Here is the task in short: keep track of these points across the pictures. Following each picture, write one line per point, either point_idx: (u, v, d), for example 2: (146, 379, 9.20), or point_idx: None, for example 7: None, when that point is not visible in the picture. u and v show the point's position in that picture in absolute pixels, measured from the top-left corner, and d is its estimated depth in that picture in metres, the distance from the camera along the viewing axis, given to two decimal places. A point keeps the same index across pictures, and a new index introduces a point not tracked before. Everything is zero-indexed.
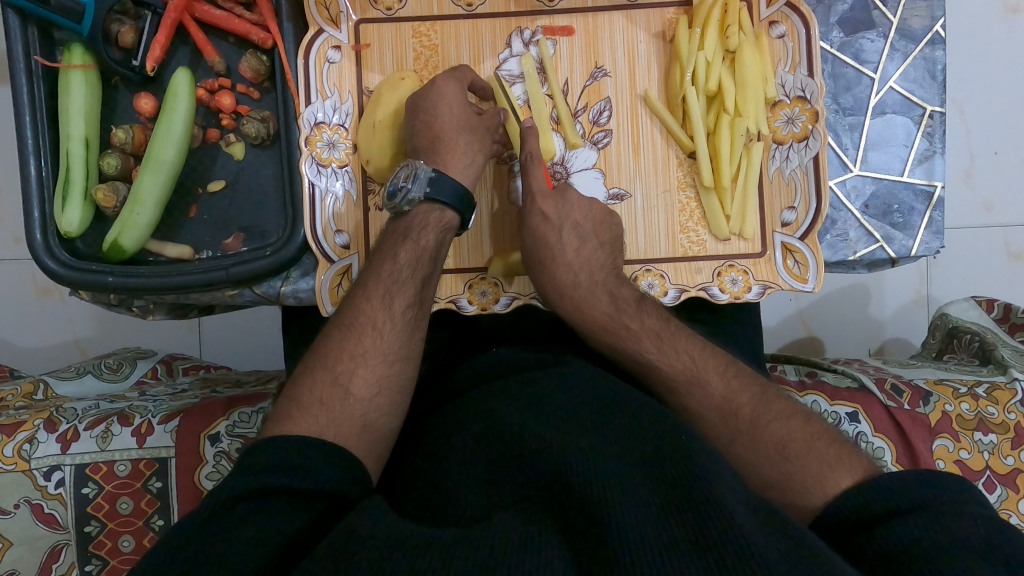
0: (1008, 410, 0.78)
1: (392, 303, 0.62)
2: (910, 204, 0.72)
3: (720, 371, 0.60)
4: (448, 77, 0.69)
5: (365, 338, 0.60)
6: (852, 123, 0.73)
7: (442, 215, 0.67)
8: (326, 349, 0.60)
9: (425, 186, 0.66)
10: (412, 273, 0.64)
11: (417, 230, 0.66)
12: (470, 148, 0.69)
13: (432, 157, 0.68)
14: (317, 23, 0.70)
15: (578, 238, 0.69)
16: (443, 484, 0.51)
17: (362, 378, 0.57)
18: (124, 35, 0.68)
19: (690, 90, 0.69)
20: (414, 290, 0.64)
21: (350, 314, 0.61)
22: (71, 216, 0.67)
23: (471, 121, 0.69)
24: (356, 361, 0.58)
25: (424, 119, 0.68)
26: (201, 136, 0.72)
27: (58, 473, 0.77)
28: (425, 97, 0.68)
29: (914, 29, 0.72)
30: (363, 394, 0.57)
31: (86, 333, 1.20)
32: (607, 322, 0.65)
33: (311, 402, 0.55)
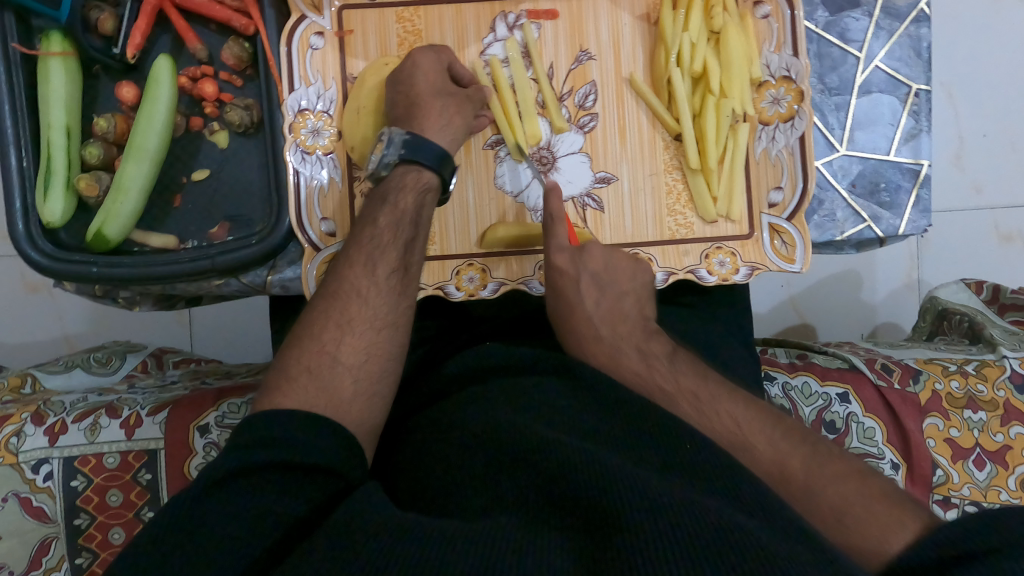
0: (997, 387, 0.79)
1: (375, 269, 0.62)
2: (897, 182, 0.73)
3: (765, 433, 0.57)
4: (424, 49, 0.68)
5: (350, 307, 0.60)
6: (838, 103, 0.73)
7: (420, 176, 0.66)
8: (310, 319, 0.60)
9: (400, 149, 0.66)
10: (394, 237, 0.63)
11: (394, 193, 0.65)
12: (447, 110, 0.68)
13: (407, 124, 0.67)
14: (299, 10, 0.69)
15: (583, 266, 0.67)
16: (435, 481, 0.51)
17: (350, 345, 0.58)
18: (103, 23, 0.68)
19: (676, 71, 0.68)
20: (398, 255, 0.63)
21: (334, 283, 0.61)
22: (53, 206, 0.67)
23: (448, 87, 0.69)
24: (342, 329, 0.59)
25: (401, 90, 0.68)
26: (185, 125, 0.72)
27: (46, 465, 0.76)
28: (400, 71, 0.68)
29: (899, 7, 0.71)
30: (351, 361, 0.57)
31: (76, 328, 1.20)
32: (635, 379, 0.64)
33: (299, 371, 0.56)
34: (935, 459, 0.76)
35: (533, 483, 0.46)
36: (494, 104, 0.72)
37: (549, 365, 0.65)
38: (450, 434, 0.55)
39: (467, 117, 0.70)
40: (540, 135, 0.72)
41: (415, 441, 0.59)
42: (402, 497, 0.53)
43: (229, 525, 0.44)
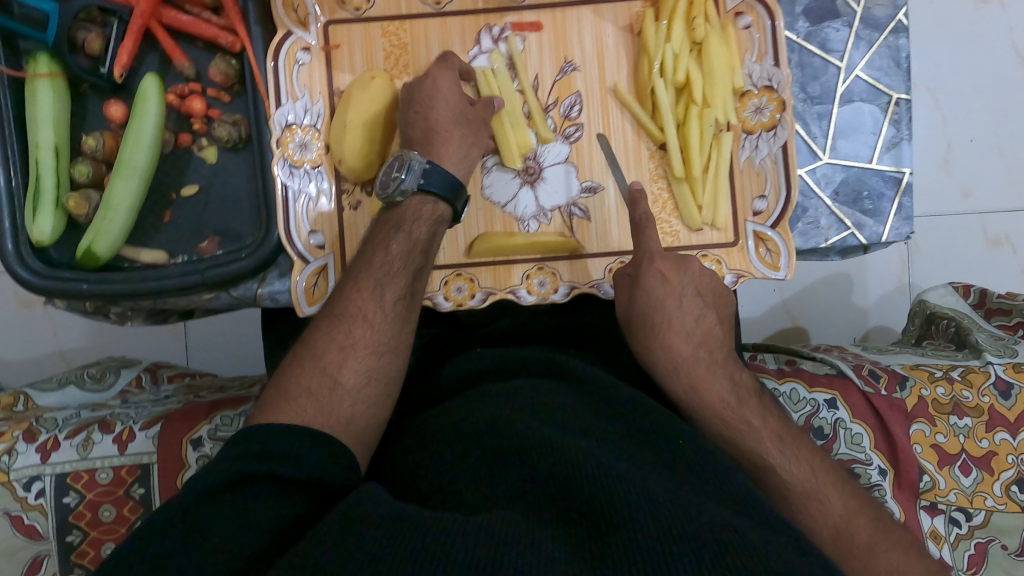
0: (982, 393, 0.80)
1: (383, 295, 0.63)
2: (880, 190, 0.73)
3: (839, 489, 0.59)
4: (441, 69, 0.69)
5: (354, 331, 0.61)
6: (821, 112, 0.74)
7: (435, 208, 0.67)
8: (314, 340, 0.61)
9: (419, 178, 0.65)
10: (404, 265, 0.64)
11: (408, 222, 0.65)
12: (464, 140, 0.69)
13: (425, 148, 0.68)
14: (286, 26, 0.70)
15: (660, 278, 0.67)
16: (426, 481, 0.52)
17: (350, 369, 0.59)
18: (91, 44, 0.69)
19: (659, 81, 0.69)
20: (406, 282, 0.64)
21: (340, 306, 0.62)
22: (42, 225, 0.67)
23: (466, 113, 0.69)
24: (345, 352, 0.60)
25: (419, 111, 0.68)
26: (173, 141, 0.72)
27: (38, 483, 0.77)
28: (420, 89, 0.69)
29: (878, 18, 0.73)
30: (352, 384, 0.58)
31: (71, 343, 1.20)
32: (726, 411, 0.64)
33: (298, 392, 0.56)
34: (922, 466, 0.76)
35: (527, 487, 0.47)
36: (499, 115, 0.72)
37: (539, 367, 0.66)
38: (430, 445, 0.55)
39: (483, 147, 0.71)
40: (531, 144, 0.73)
41: (401, 453, 0.59)
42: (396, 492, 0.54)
43: (215, 530, 0.44)
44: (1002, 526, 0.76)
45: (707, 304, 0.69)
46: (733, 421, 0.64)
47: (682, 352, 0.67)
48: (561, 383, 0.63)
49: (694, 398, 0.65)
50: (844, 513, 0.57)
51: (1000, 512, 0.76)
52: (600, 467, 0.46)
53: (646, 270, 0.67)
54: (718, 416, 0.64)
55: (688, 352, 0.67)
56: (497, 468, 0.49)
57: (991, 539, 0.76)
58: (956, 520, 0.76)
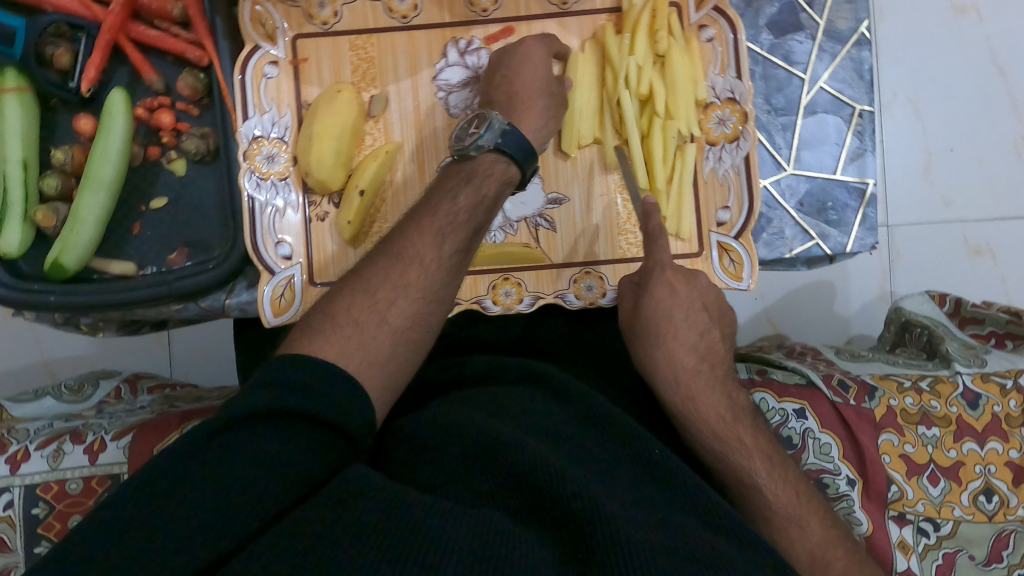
0: (950, 403, 0.80)
1: (442, 244, 0.60)
2: (844, 201, 0.75)
3: (821, 518, 0.59)
4: (537, 41, 0.69)
5: (409, 271, 0.59)
6: (784, 124, 0.75)
7: (506, 169, 0.65)
8: (369, 274, 0.59)
9: (497, 136, 0.65)
10: (467, 220, 0.62)
11: (480, 177, 0.64)
12: (546, 112, 0.69)
13: (506, 110, 0.68)
14: (253, 40, 0.71)
15: (670, 289, 0.67)
16: (404, 470, 0.51)
17: (398, 309, 0.57)
18: (59, 58, 0.69)
19: (624, 94, 0.69)
20: (465, 237, 0.62)
21: (400, 244, 0.60)
22: (9, 236, 0.69)
23: (551, 87, 0.69)
24: (397, 292, 0.58)
25: (504, 76, 0.69)
26: (142, 154, 0.73)
27: (7, 494, 0.77)
28: (511, 55, 0.69)
29: (840, 31, 0.74)
30: (395, 325, 0.57)
31: (54, 353, 1.21)
32: (720, 425, 0.63)
33: (346, 321, 0.55)
34: (890, 475, 0.76)
35: (507, 485, 0.47)
36: (575, 95, 0.71)
37: (513, 374, 0.64)
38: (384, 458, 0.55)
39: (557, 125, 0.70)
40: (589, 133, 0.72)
41: None
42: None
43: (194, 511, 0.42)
44: (968, 536, 0.76)
45: (711, 319, 0.70)
46: (725, 435, 0.63)
47: (684, 363, 0.66)
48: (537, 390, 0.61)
49: (691, 409, 0.65)
50: (822, 539, 0.57)
51: (968, 522, 0.76)
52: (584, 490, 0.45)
53: (656, 279, 0.67)
54: (713, 431, 0.63)
55: (688, 367, 0.66)
56: (476, 468, 0.48)
57: (958, 551, 0.76)
58: (924, 530, 0.76)
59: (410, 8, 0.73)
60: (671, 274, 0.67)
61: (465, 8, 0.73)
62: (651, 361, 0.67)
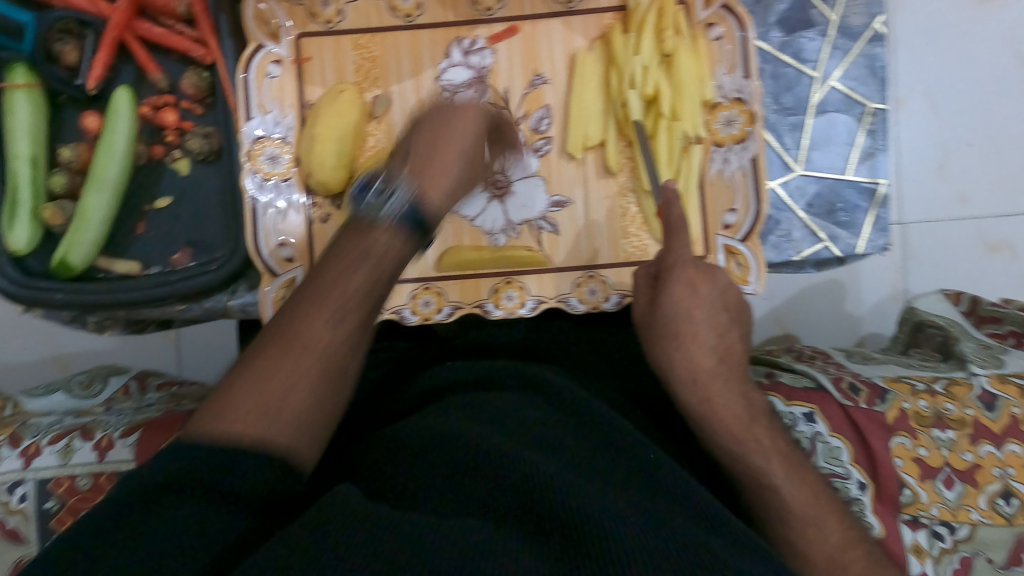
0: (966, 406, 0.79)
1: (342, 324, 0.52)
2: (855, 202, 0.74)
3: (839, 518, 0.57)
4: (475, 111, 0.67)
5: (304, 355, 0.49)
6: (794, 123, 0.74)
7: (398, 249, 0.57)
8: (258, 357, 0.49)
9: (399, 209, 0.58)
10: (367, 301, 0.54)
11: (377, 252, 0.56)
12: (452, 183, 0.63)
13: (415, 168, 0.62)
14: (257, 39, 0.70)
15: (689, 287, 0.65)
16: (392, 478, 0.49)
17: (290, 405, 0.47)
18: (68, 55, 0.70)
19: (630, 94, 0.68)
20: (362, 319, 0.54)
21: (291, 326, 0.51)
22: (19, 235, 0.69)
23: (471, 156, 0.65)
24: (289, 383, 0.48)
25: (433, 133, 0.64)
26: (147, 153, 0.73)
27: (20, 487, 0.79)
28: (448, 117, 0.66)
29: (854, 27, 0.73)
30: (289, 419, 0.47)
31: (66, 348, 1.22)
32: (739, 427, 0.61)
33: (223, 415, 0.45)
34: (902, 479, 0.76)
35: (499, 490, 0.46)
36: (583, 99, 0.71)
37: (514, 380, 0.65)
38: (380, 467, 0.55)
39: (456, 195, 0.65)
40: (596, 135, 0.72)
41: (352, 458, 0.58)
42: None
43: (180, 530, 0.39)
44: (986, 540, 0.75)
45: (731, 320, 0.67)
46: (744, 437, 0.61)
47: (702, 363, 0.64)
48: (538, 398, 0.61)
49: (708, 411, 0.62)
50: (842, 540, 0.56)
51: (985, 525, 0.75)
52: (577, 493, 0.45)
53: (676, 276, 0.65)
54: (730, 430, 0.61)
55: (704, 368, 0.64)
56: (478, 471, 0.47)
57: (976, 554, 0.75)
58: (939, 533, 0.75)
59: (414, 7, 0.73)
60: (692, 271, 0.65)
61: (470, 7, 0.73)
62: (667, 361, 0.65)
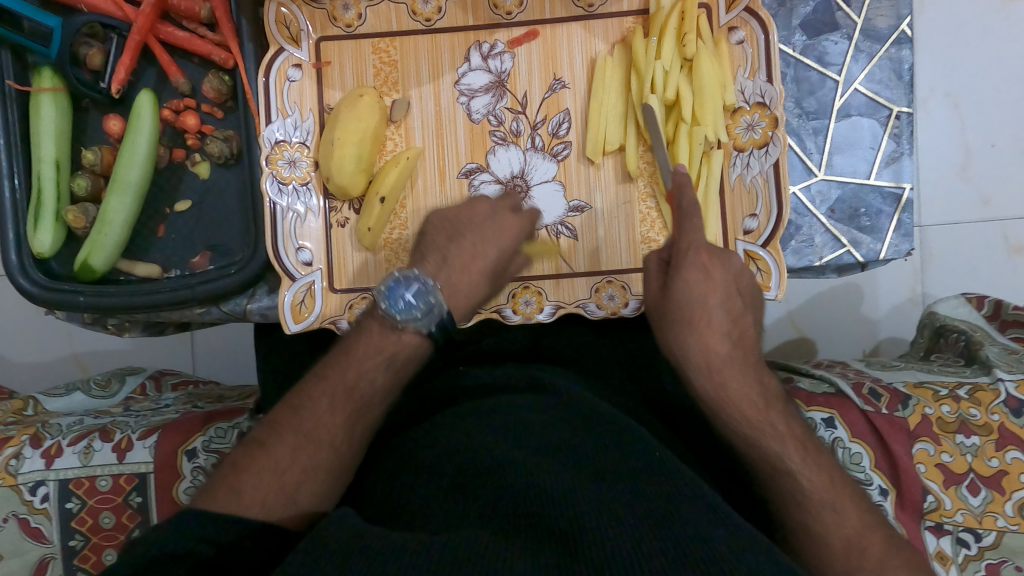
0: (991, 411, 0.77)
1: (355, 423, 0.59)
2: (878, 207, 0.73)
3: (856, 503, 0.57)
4: (511, 220, 0.68)
5: (322, 450, 0.56)
6: (816, 127, 0.73)
7: (425, 350, 0.63)
8: (276, 455, 0.55)
9: (433, 323, 0.62)
10: (382, 399, 0.61)
11: (403, 359, 0.62)
12: (481, 283, 0.66)
13: (443, 272, 0.65)
14: (278, 42, 0.71)
15: (702, 272, 0.63)
16: (408, 497, 0.51)
17: (308, 492, 0.54)
18: (92, 58, 0.72)
19: (651, 99, 0.68)
20: (376, 413, 0.61)
21: (313, 423, 0.57)
22: (43, 238, 0.70)
23: (500, 265, 0.67)
24: (306, 474, 0.55)
25: (463, 235, 0.66)
26: (168, 156, 0.74)
27: (43, 487, 0.80)
28: (477, 219, 0.67)
29: (879, 30, 0.72)
30: (307, 507, 0.54)
31: (84, 347, 1.23)
32: (754, 410, 0.60)
33: (251, 506, 0.51)
34: (926, 486, 0.75)
35: (499, 497, 0.46)
36: (603, 104, 0.71)
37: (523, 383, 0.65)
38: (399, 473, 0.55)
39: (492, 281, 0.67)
40: (615, 140, 0.71)
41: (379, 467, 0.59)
42: (369, 511, 0.53)
43: None
44: (1014, 547, 0.74)
45: (745, 305, 0.65)
46: (760, 420, 0.60)
47: (718, 351, 0.62)
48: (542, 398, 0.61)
49: (723, 399, 0.61)
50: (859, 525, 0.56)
51: (1012, 532, 0.74)
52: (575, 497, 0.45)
53: (689, 261, 0.62)
54: (744, 415, 0.60)
55: (718, 358, 0.61)
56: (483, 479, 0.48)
57: (1004, 561, 0.74)
58: (964, 540, 0.74)
59: (434, 11, 0.72)
60: (705, 256, 0.63)
61: (489, 11, 0.72)
62: (681, 351, 0.62)
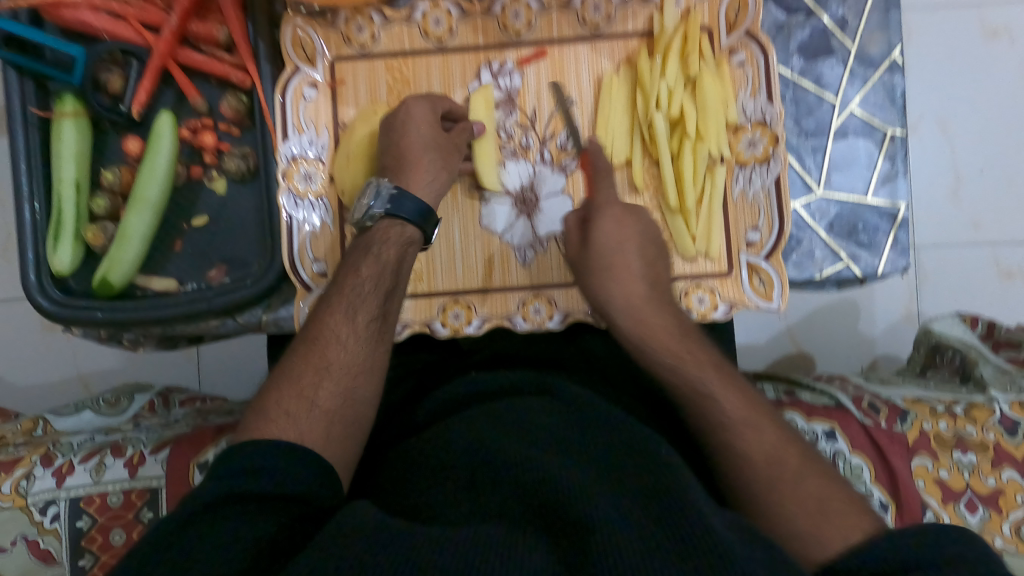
0: (987, 429, 0.79)
1: (355, 317, 0.63)
2: (875, 224, 0.75)
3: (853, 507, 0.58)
4: (420, 99, 0.71)
5: (328, 352, 0.62)
6: (815, 146, 0.76)
7: (403, 230, 0.67)
8: (291, 364, 0.62)
9: (387, 203, 0.67)
10: (375, 287, 0.65)
11: (378, 244, 0.66)
12: (435, 165, 0.69)
13: (396, 173, 0.69)
14: (294, 63, 0.73)
15: (616, 223, 0.69)
16: (427, 500, 0.54)
17: (326, 390, 0.60)
18: (113, 84, 0.74)
19: (656, 115, 0.70)
20: (378, 304, 0.65)
21: (315, 329, 0.63)
22: (63, 256, 0.72)
23: (439, 140, 0.70)
24: (320, 374, 0.61)
25: (393, 139, 0.70)
26: (186, 173, 0.76)
27: (53, 507, 0.80)
28: (395, 117, 0.70)
29: (872, 56, 0.75)
30: (328, 405, 0.59)
31: (89, 368, 1.24)
32: (690, 362, 0.64)
33: (276, 414, 0.58)
34: (925, 500, 0.76)
35: (506, 498, 0.50)
36: (609, 120, 0.74)
37: (529, 386, 0.68)
38: (416, 488, 0.56)
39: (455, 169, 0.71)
40: (620, 154, 0.74)
41: (395, 478, 0.60)
42: (393, 508, 0.56)
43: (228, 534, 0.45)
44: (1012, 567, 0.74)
45: (659, 251, 0.70)
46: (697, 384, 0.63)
47: (636, 292, 0.68)
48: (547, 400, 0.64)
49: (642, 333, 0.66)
50: None
51: (1011, 553, 0.74)
52: (572, 482, 0.48)
53: (604, 214, 0.70)
54: (664, 347, 0.66)
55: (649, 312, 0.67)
56: (487, 480, 0.52)
57: None
58: None
59: (446, 31, 0.75)
60: (618, 210, 0.70)
61: (499, 32, 0.75)
62: (605, 294, 0.68)
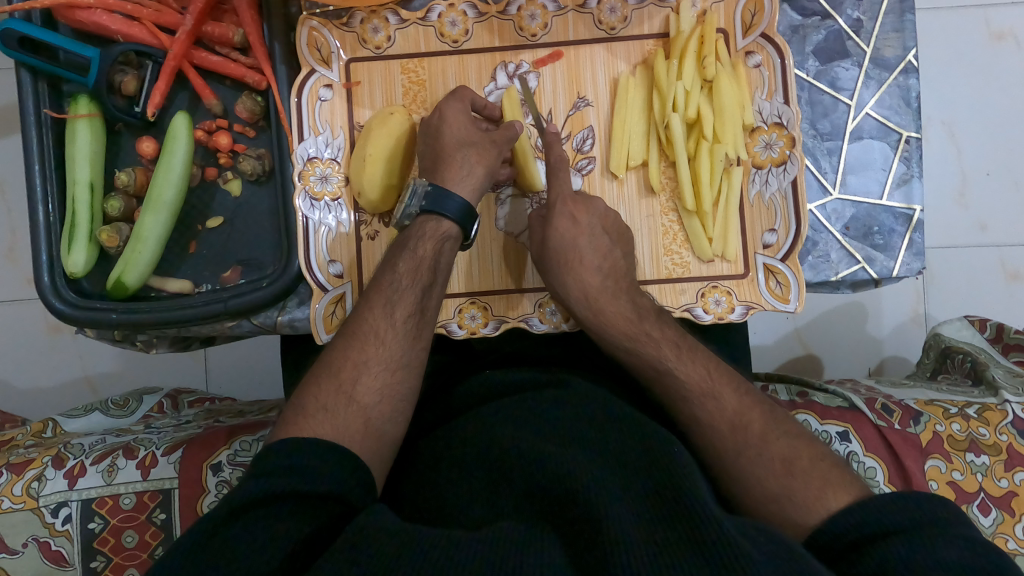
0: (1000, 431, 0.79)
1: (393, 312, 0.65)
2: (890, 226, 0.75)
3: None
4: (449, 100, 0.72)
5: (368, 347, 0.63)
6: (830, 148, 0.76)
7: (439, 225, 0.69)
8: (331, 358, 0.63)
9: (422, 199, 0.69)
10: (412, 282, 0.66)
11: (414, 240, 0.68)
12: (468, 161, 0.70)
13: (434, 172, 0.71)
14: (309, 64, 0.73)
15: (570, 220, 0.71)
16: (445, 496, 0.54)
17: (365, 384, 0.61)
18: (126, 85, 0.73)
19: (673, 117, 0.70)
20: (415, 300, 0.66)
21: (354, 324, 0.65)
22: (76, 258, 0.71)
23: (473, 136, 0.71)
24: (360, 368, 0.62)
25: (431, 142, 0.72)
26: (200, 175, 0.75)
27: (65, 509, 0.80)
28: (431, 122, 0.72)
29: (888, 59, 0.75)
30: (366, 400, 0.60)
31: (97, 369, 1.23)
32: (700, 366, 0.65)
33: (316, 409, 0.58)
34: None
35: (523, 495, 0.50)
36: (626, 123, 0.74)
37: (544, 381, 0.69)
38: (436, 488, 0.56)
39: (490, 167, 0.71)
40: (637, 155, 0.74)
41: (413, 480, 0.60)
42: (409, 513, 0.56)
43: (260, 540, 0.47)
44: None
45: (613, 242, 0.72)
46: (702, 387, 0.63)
47: (592, 283, 0.70)
48: (565, 400, 0.64)
49: (599, 322, 0.69)
50: None
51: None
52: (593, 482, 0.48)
53: (557, 211, 0.71)
54: (623, 333, 0.68)
55: (629, 308, 0.69)
56: (510, 478, 0.52)
57: None
58: None
59: (461, 33, 0.75)
60: (571, 204, 0.71)
61: (515, 34, 0.75)
62: (562, 289, 0.70)
